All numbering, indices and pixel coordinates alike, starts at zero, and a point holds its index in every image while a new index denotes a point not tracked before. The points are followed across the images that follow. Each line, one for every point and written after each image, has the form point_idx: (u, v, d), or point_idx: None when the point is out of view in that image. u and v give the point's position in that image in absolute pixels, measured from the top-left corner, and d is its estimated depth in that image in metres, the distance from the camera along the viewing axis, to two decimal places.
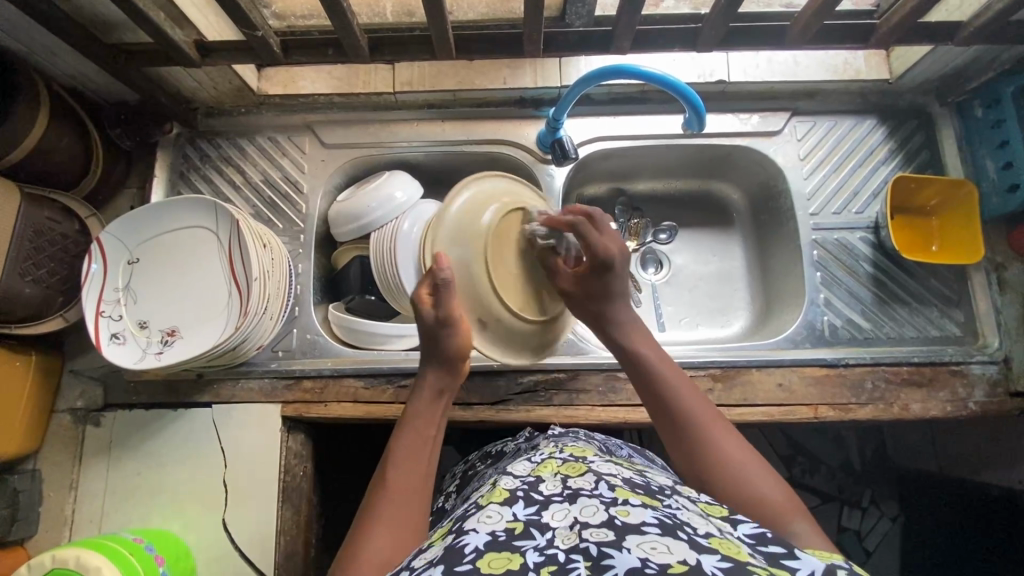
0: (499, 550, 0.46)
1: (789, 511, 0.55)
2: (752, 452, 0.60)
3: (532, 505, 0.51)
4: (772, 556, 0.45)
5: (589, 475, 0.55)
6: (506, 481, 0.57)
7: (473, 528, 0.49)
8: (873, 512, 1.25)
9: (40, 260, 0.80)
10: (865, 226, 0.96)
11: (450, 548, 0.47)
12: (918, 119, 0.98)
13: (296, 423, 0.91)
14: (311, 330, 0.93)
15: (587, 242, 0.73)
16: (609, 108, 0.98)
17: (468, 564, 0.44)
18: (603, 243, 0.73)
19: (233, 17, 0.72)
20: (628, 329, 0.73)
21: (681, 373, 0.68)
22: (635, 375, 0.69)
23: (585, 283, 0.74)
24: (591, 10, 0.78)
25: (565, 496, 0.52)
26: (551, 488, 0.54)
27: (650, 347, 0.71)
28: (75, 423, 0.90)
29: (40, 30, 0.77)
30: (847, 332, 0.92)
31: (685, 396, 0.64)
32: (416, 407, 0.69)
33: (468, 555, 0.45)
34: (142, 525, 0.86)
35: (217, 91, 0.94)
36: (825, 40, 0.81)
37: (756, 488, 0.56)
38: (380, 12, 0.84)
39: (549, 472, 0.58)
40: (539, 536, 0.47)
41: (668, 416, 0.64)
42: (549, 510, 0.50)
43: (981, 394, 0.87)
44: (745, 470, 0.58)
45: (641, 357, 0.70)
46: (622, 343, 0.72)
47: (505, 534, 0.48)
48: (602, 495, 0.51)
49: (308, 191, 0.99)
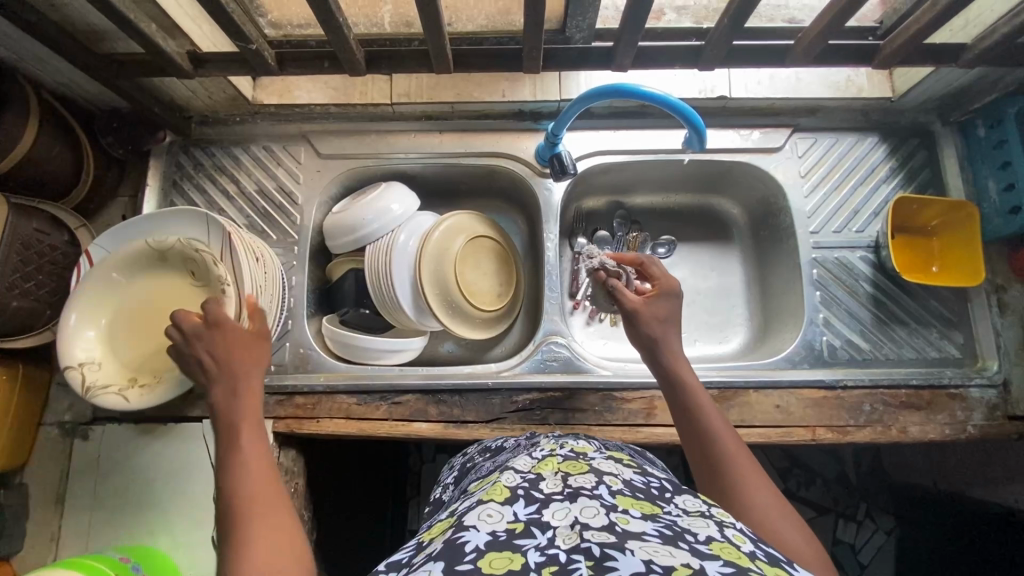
0: (500, 550, 0.44)
1: (815, 565, 0.52)
2: (782, 499, 0.57)
3: (532, 503, 0.49)
4: (773, 555, 0.45)
5: (590, 476, 0.53)
6: (505, 477, 0.54)
7: (471, 526, 0.46)
8: (868, 525, 1.26)
9: (28, 272, 0.79)
10: (865, 245, 0.95)
11: (448, 544, 0.45)
12: (920, 137, 0.97)
13: (288, 438, 0.90)
14: (304, 344, 0.93)
15: (658, 271, 0.82)
16: (609, 122, 0.97)
17: (469, 563, 0.42)
18: (666, 274, 0.80)
19: (227, 30, 0.71)
20: (676, 356, 0.72)
21: (720, 410, 0.66)
22: (677, 406, 0.67)
23: (650, 307, 0.76)
24: (591, 23, 0.76)
25: (565, 495, 0.50)
26: (551, 486, 0.52)
27: (695, 378, 0.69)
28: (63, 436, 0.89)
29: (30, 41, 0.75)
30: (846, 353, 0.91)
31: (722, 438, 0.62)
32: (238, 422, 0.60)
33: (468, 554, 0.43)
34: (129, 542, 0.85)
35: (211, 101, 0.93)
36: (830, 59, 0.80)
37: (785, 535, 0.54)
38: (378, 23, 0.82)
39: (549, 470, 0.55)
40: (540, 535, 0.45)
41: (704, 454, 0.62)
42: (550, 509, 0.48)
43: (979, 418, 0.87)
44: (775, 518, 0.55)
45: (683, 388, 0.68)
46: (665, 375, 0.70)
47: (506, 533, 0.46)
48: (602, 499, 0.49)
49: (303, 202, 0.97)
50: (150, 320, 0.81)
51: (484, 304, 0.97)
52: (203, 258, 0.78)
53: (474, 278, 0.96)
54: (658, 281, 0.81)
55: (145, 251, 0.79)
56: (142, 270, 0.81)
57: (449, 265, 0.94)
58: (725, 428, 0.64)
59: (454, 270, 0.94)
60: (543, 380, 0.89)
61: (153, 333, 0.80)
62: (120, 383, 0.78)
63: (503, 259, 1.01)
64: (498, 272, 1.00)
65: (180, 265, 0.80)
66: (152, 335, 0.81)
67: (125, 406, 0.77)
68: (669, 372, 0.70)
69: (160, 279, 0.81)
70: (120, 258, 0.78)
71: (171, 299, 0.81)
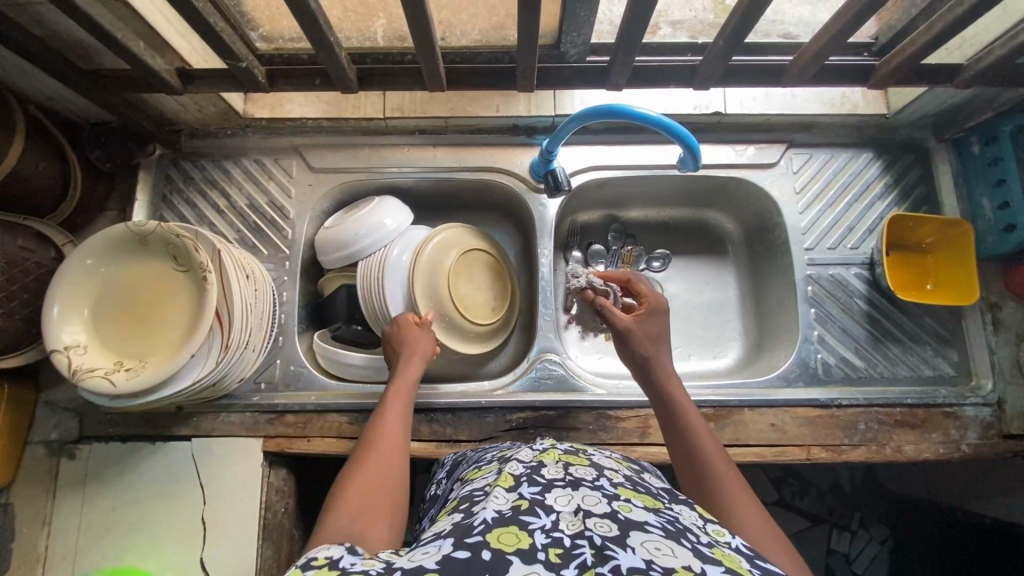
0: (508, 525, 0.43)
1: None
2: (771, 519, 0.56)
3: (535, 485, 0.48)
4: (768, 571, 0.43)
5: (591, 469, 0.53)
6: (508, 466, 0.54)
7: (482, 505, 0.46)
8: (862, 535, 1.24)
9: (13, 292, 0.77)
10: (860, 262, 0.95)
11: (458, 523, 0.44)
12: (914, 154, 0.97)
13: (278, 456, 0.89)
14: (295, 361, 0.92)
15: (647, 292, 0.81)
16: (604, 137, 0.96)
17: (477, 536, 0.42)
18: (652, 291, 0.81)
19: (216, 48, 0.70)
20: (667, 372, 0.71)
21: (711, 430, 0.65)
22: (668, 426, 0.67)
23: (640, 324, 0.76)
24: (586, 39, 0.74)
25: (567, 482, 0.49)
26: (552, 473, 0.51)
27: (685, 396, 0.69)
28: (49, 456, 0.87)
29: (15, 58, 0.74)
30: (840, 370, 0.91)
31: (714, 458, 0.61)
32: (393, 396, 0.72)
33: (478, 528, 0.43)
34: (117, 564, 0.84)
35: (202, 114, 0.92)
36: (824, 79, 0.80)
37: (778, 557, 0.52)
38: (370, 37, 0.80)
39: (551, 459, 0.55)
40: (544, 516, 0.44)
41: (692, 469, 0.61)
42: (553, 493, 0.47)
43: (974, 437, 0.87)
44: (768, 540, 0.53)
45: (674, 406, 0.67)
46: (657, 391, 0.70)
47: (512, 510, 0.45)
48: (604, 490, 0.49)
49: (295, 216, 0.96)
50: (133, 309, 0.79)
51: (473, 316, 0.94)
52: (185, 243, 0.77)
53: (467, 289, 0.95)
54: (647, 297, 0.80)
55: (125, 233, 0.78)
56: (120, 255, 0.79)
57: (439, 275, 0.92)
58: (714, 445, 0.63)
59: (445, 280, 0.92)
60: (537, 398, 0.88)
61: (135, 322, 0.79)
62: (105, 367, 0.74)
63: (498, 273, 0.99)
64: (493, 285, 0.98)
65: (163, 253, 0.79)
66: (135, 326, 0.78)
67: (111, 391, 0.73)
68: (661, 390, 0.70)
69: (139, 265, 0.80)
70: (98, 241, 0.77)
71: (155, 286, 0.80)
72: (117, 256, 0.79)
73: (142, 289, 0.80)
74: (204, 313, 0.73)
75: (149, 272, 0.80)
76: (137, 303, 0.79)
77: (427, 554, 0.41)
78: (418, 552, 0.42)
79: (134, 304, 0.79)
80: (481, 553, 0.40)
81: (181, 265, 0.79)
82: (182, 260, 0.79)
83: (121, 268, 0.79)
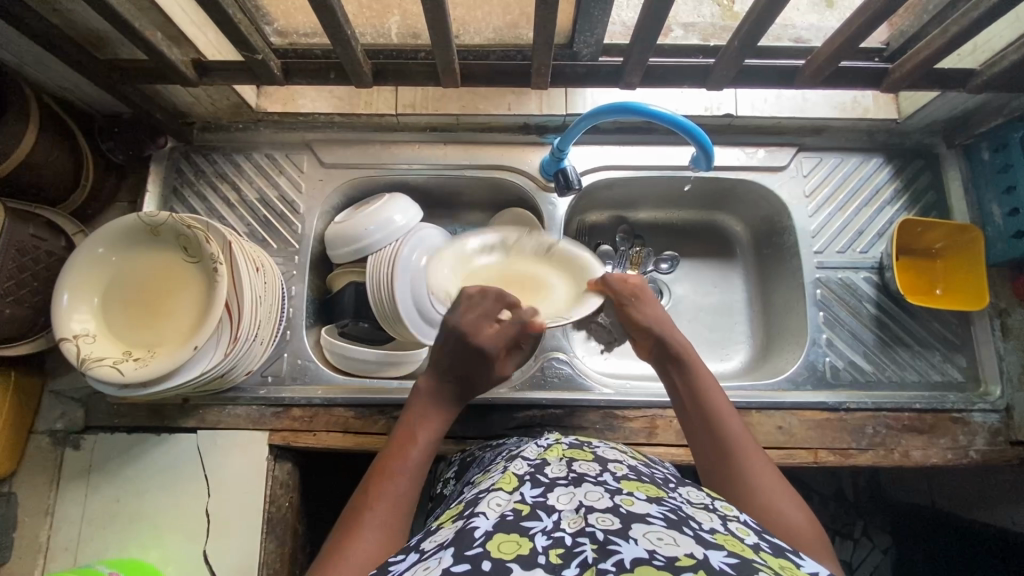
0: (508, 532, 0.42)
1: (817, 550, 0.51)
2: (789, 489, 0.56)
3: (538, 486, 0.48)
4: (777, 547, 0.43)
5: (595, 463, 0.53)
6: (512, 465, 0.54)
7: (481, 513, 0.45)
8: (864, 544, 1.18)
9: (21, 280, 0.77)
10: (869, 266, 0.95)
11: (458, 531, 0.43)
12: (924, 159, 0.97)
13: (284, 451, 0.89)
14: (302, 356, 0.91)
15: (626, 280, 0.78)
16: (615, 137, 0.96)
17: (477, 547, 0.40)
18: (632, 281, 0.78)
19: (234, 40, 0.70)
20: (687, 347, 0.71)
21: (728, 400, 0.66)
22: (681, 387, 0.68)
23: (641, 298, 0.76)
24: (599, 39, 0.75)
25: (570, 480, 0.49)
26: (556, 471, 0.51)
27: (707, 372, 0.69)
28: (54, 445, 0.87)
29: (30, 44, 0.74)
30: (849, 373, 0.91)
31: (729, 420, 0.63)
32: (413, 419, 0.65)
33: (478, 538, 0.41)
34: (119, 555, 0.83)
35: (214, 108, 0.93)
36: (838, 81, 0.80)
37: (792, 519, 0.53)
38: (385, 33, 0.80)
39: (554, 456, 0.54)
40: (546, 518, 0.44)
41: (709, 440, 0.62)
42: (554, 493, 0.47)
43: (982, 443, 0.86)
44: (782, 502, 0.54)
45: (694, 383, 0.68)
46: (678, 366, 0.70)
47: (513, 515, 0.44)
48: (607, 484, 0.48)
49: (305, 211, 0.97)
50: (143, 300, 0.79)
51: None
52: (196, 236, 0.77)
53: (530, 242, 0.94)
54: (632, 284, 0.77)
55: (136, 224, 0.78)
56: (133, 246, 0.79)
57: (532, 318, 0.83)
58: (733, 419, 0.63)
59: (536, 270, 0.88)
60: (544, 397, 0.88)
61: (146, 312, 0.79)
62: (113, 357, 0.74)
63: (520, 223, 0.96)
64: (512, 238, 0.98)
65: (175, 245, 0.79)
66: (143, 317, 0.78)
67: (119, 379, 0.72)
68: (680, 363, 0.70)
69: (153, 257, 0.80)
70: (111, 232, 0.77)
71: (165, 279, 0.80)
72: (130, 249, 0.79)
73: (155, 282, 0.80)
74: (215, 304, 0.73)
75: (161, 266, 0.80)
76: (148, 296, 0.79)
77: (428, 568, 0.39)
78: (420, 567, 0.40)
79: (145, 295, 0.79)
80: (481, 564, 0.39)
81: (191, 257, 0.79)
82: (193, 254, 0.79)
83: (135, 261, 0.79)
